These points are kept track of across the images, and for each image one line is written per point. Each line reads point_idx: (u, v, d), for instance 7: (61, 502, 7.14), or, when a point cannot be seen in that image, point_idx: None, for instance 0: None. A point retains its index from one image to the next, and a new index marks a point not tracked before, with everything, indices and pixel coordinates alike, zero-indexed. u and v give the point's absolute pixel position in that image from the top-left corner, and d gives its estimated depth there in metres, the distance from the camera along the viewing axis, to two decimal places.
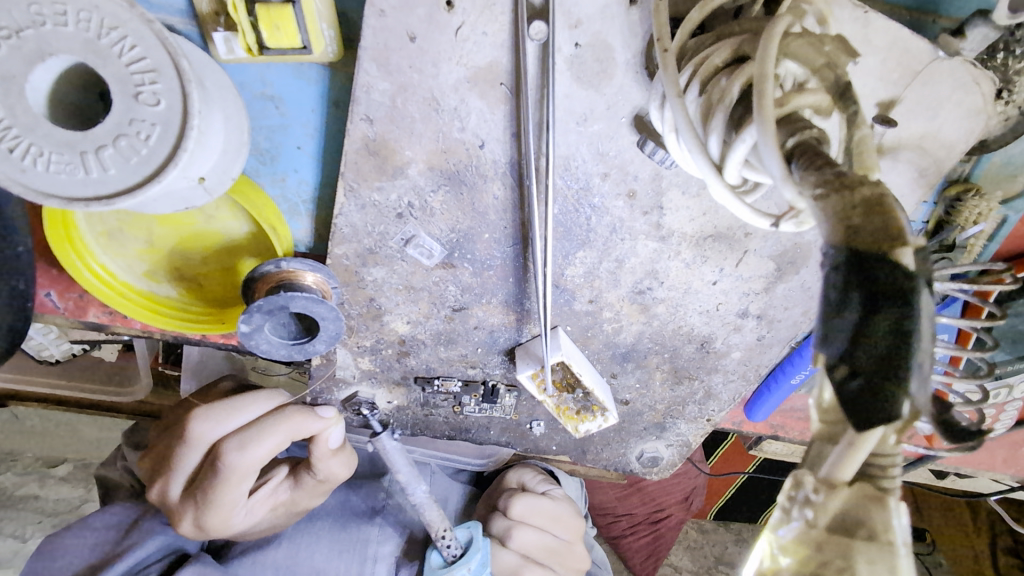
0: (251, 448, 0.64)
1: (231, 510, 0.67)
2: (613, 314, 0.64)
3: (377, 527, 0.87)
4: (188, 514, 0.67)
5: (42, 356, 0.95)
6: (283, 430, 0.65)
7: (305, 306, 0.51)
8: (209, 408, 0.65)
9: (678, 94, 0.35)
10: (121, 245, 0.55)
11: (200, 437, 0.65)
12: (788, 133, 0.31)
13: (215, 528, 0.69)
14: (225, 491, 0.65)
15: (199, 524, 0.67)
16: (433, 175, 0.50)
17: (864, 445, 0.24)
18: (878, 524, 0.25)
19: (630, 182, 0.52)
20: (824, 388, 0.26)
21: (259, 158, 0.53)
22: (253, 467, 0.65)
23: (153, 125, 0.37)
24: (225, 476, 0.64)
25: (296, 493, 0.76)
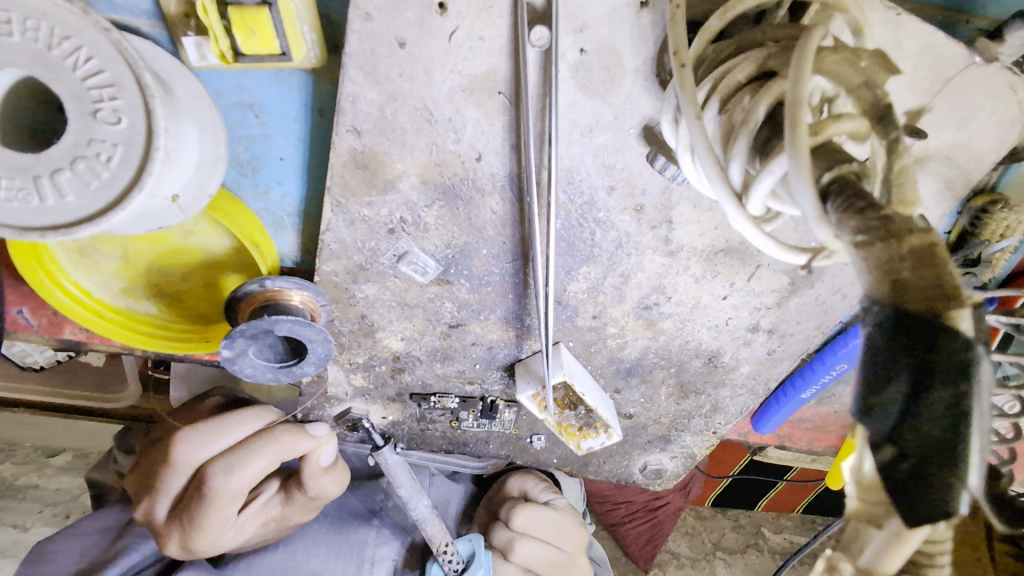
0: (239, 472, 0.62)
1: (222, 529, 0.66)
2: (617, 329, 0.61)
3: (374, 530, 0.85)
4: (177, 535, 0.65)
5: (26, 363, 0.90)
6: (271, 452, 0.63)
7: (292, 329, 0.48)
8: (193, 427, 0.63)
9: (695, 112, 0.31)
10: (95, 262, 0.51)
11: (185, 458, 0.62)
12: (825, 166, 0.27)
13: (206, 548, 0.67)
14: (214, 514, 0.63)
15: (193, 543, 0.66)
16: (426, 189, 0.47)
17: (910, 539, 0.22)
18: None
19: (637, 196, 0.48)
20: (863, 458, 0.23)
21: (239, 170, 0.49)
22: (241, 489, 0.63)
23: (114, 147, 0.33)
24: (213, 499, 0.62)
25: (287, 508, 0.74)
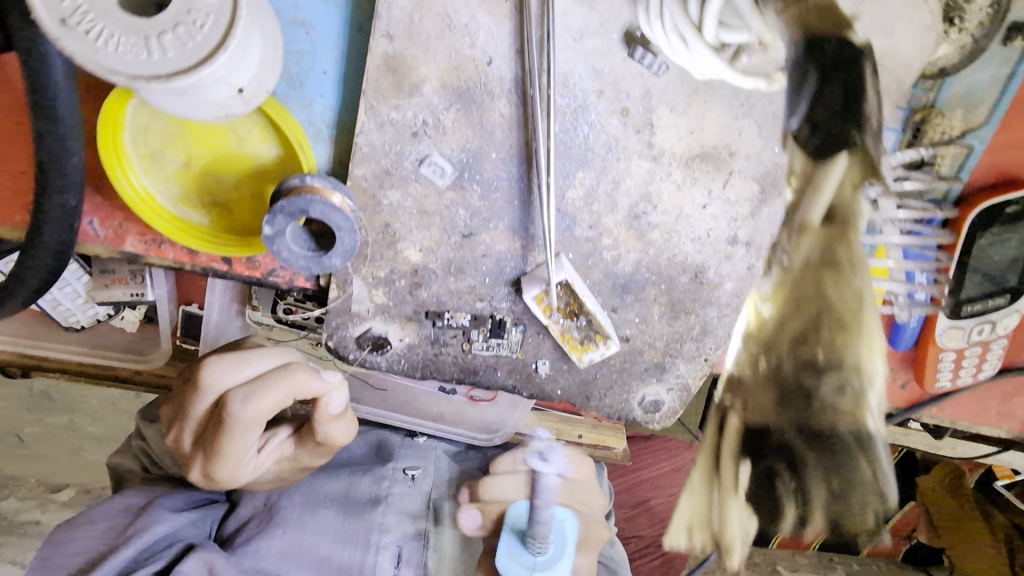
0: (255, 400, 0.65)
1: (236, 463, 0.69)
2: (611, 241, 0.68)
3: (379, 515, 0.91)
4: (196, 464, 0.69)
5: (68, 323, 1.00)
6: (285, 386, 0.67)
7: (323, 213, 0.55)
8: (216, 357, 0.67)
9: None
10: (162, 168, 0.60)
11: (207, 385, 0.67)
12: None
13: (221, 480, 0.71)
14: (230, 444, 0.67)
15: (209, 474, 0.70)
16: (446, 92, 0.56)
17: None
18: None
19: (623, 100, 0.58)
20: None
21: (288, 83, 0.58)
22: (256, 420, 0.67)
23: (208, 16, 0.43)
24: (228, 428, 0.65)
25: (299, 450, 0.80)
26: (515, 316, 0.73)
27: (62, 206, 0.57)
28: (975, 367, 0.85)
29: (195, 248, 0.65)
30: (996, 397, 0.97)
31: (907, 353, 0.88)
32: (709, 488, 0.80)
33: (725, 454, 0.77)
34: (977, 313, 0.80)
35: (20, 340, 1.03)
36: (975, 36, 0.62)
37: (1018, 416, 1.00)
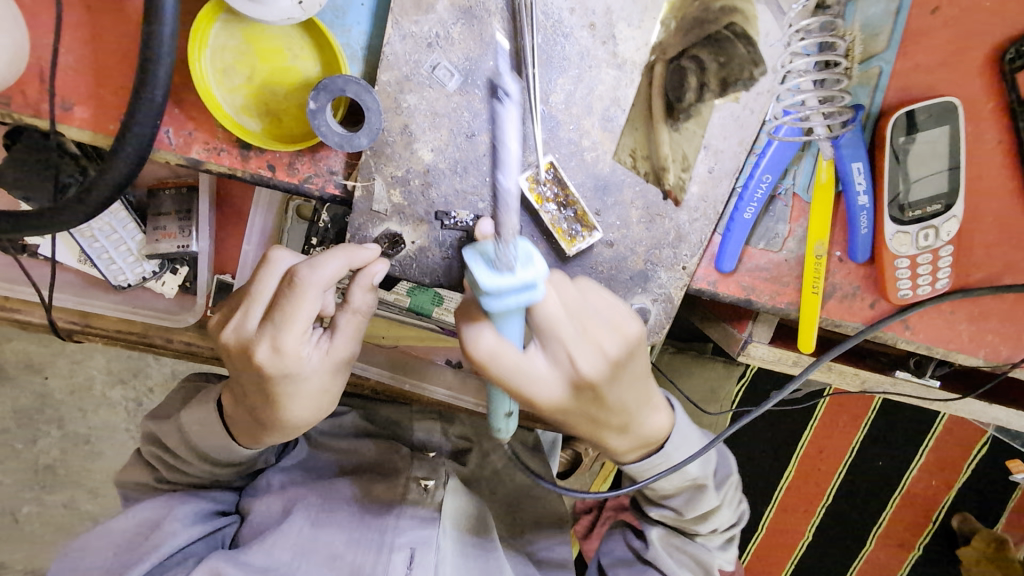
0: (321, 267, 0.73)
1: (299, 334, 0.74)
2: (590, 142, 0.81)
3: (391, 518, 1.05)
4: (263, 338, 0.74)
5: (116, 281, 1.11)
6: (343, 256, 0.75)
7: (357, 93, 0.71)
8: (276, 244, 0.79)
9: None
10: (230, 80, 0.76)
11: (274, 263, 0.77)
12: None
13: (283, 357, 0.75)
14: (300, 306, 0.73)
15: (275, 349, 0.74)
16: (455, 11, 0.74)
17: None
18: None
19: (590, 16, 0.76)
20: None
21: (335, 13, 0.76)
22: (321, 287, 0.73)
23: None
24: (302, 290, 0.73)
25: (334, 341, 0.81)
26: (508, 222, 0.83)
27: (151, 97, 0.72)
28: (930, 272, 0.94)
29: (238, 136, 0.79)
30: (967, 323, 1.05)
31: (868, 269, 0.98)
32: (645, 118, 0.83)
33: (658, 84, 0.82)
34: (921, 220, 0.92)
35: (71, 297, 1.14)
36: None
37: (988, 341, 1.06)
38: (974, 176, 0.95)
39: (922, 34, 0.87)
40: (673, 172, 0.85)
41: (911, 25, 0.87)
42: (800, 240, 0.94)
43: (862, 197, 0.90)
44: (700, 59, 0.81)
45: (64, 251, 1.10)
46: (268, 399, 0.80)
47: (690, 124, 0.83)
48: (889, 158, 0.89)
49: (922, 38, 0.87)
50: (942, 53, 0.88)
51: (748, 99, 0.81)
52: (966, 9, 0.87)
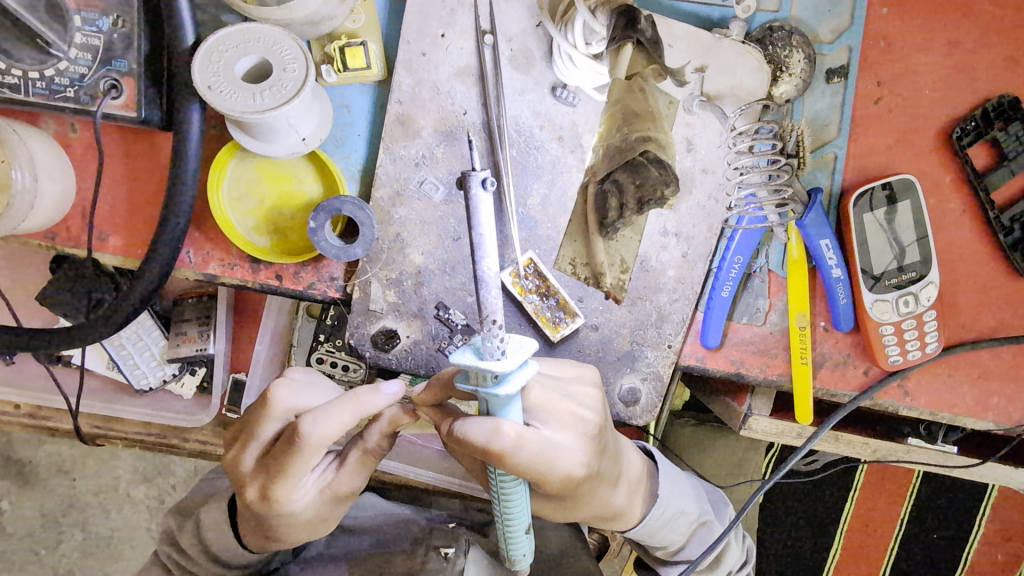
0: (322, 424, 0.77)
1: (292, 481, 0.82)
2: (568, 237, 0.89)
3: None
4: (255, 480, 0.83)
5: (140, 384, 1.19)
6: (351, 410, 0.79)
7: (352, 211, 0.80)
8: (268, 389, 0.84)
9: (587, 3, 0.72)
10: (243, 206, 0.87)
11: (270, 411, 0.83)
12: None
13: (275, 498, 0.83)
14: (292, 459, 0.80)
15: (266, 492, 0.83)
16: (437, 135, 0.84)
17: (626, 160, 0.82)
18: None
19: (559, 130, 0.84)
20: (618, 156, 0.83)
21: (335, 144, 0.87)
22: (320, 443, 0.78)
23: (290, 82, 0.72)
24: (296, 446, 0.78)
25: (338, 475, 0.88)
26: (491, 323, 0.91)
27: (174, 227, 0.82)
28: (916, 337, 0.96)
29: (247, 251, 0.89)
30: (969, 386, 1.04)
31: (855, 337, 0.99)
32: (580, 233, 0.89)
33: (590, 203, 0.87)
34: (897, 287, 0.95)
35: (97, 404, 1.21)
36: (801, 78, 0.89)
37: (995, 403, 1.05)
38: (946, 242, 0.99)
39: (872, 120, 0.93)
40: (610, 276, 0.90)
41: (858, 113, 0.93)
42: (779, 312, 0.98)
43: (836, 270, 0.93)
44: (620, 184, 0.82)
45: (94, 358, 1.18)
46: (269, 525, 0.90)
47: (625, 233, 0.90)
48: (855, 234, 0.93)
49: (871, 125, 0.94)
50: (893, 137, 0.94)
51: (710, 190, 0.89)
52: (913, 97, 0.93)
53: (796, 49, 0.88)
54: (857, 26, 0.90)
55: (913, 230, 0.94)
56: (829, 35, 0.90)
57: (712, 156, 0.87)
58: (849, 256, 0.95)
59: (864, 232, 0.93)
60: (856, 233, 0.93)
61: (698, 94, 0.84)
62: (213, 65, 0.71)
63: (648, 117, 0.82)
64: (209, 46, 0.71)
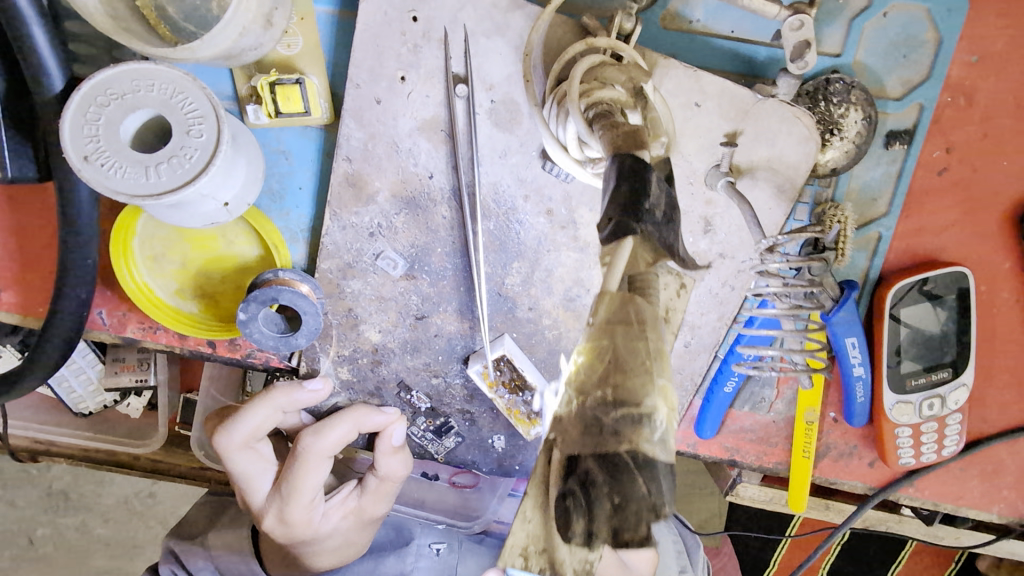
0: (324, 433, 0.73)
1: (309, 502, 0.75)
2: (551, 321, 0.74)
3: None
4: (271, 511, 0.75)
5: (79, 408, 1.09)
6: (350, 420, 0.74)
7: (291, 300, 0.66)
8: (225, 426, 0.71)
9: (579, 111, 0.45)
10: (162, 267, 0.72)
11: (253, 437, 0.73)
12: (591, 108, 0.46)
13: (296, 523, 0.75)
14: (299, 478, 0.73)
15: (280, 520, 0.75)
16: (396, 201, 0.67)
17: (608, 354, 0.37)
18: (639, 315, 0.36)
19: (547, 202, 0.68)
20: (598, 313, 0.38)
21: (271, 198, 0.70)
22: (325, 452, 0.73)
23: (196, 150, 0.55)
24: (302, 459, 0.73)
25: (363, 500, 0.80)
26: (460, 407, 0.80)
27: (75, 297, 0.67)
28: (937, 439, 0.85)
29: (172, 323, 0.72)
30: (978, 480, 0.95)
31: (867, 430, 0.89)
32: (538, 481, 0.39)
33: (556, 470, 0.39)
34: (925, 387, 0.82)
35: (29, 424, 1.11)
36: (856, 142, 0.71)
37: (1004, 496, 0.96)
38: (989, 334, 0.85)
39: (931, 195, 0.77)
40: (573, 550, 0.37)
41: (916, 186, 0.76)
42: (786, 402, 0.87)
43: (859, 368, 0.80)
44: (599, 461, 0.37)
45: None
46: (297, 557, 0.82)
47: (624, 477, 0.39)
48: (890, 328, 0.79)
49: (928, 200, 0.77)
50: (952, 214, 0.78)
51: (727, 275, 0.74)
52: (983, 168, 0.76)
53: (855, 106, 0.69)
54: (934, 79, 0.71)
55: (953, 330, 0.81)
56: (897, 88, 0.72)
57: (732, 237, 0.72)
58: (878, 350, 0.81)
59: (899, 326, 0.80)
60: (892, 327, 0.79)
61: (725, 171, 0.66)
62: (91, 124, 0.54)
63: (648, 348, 0.36)
64: (85, 96, 0.54)
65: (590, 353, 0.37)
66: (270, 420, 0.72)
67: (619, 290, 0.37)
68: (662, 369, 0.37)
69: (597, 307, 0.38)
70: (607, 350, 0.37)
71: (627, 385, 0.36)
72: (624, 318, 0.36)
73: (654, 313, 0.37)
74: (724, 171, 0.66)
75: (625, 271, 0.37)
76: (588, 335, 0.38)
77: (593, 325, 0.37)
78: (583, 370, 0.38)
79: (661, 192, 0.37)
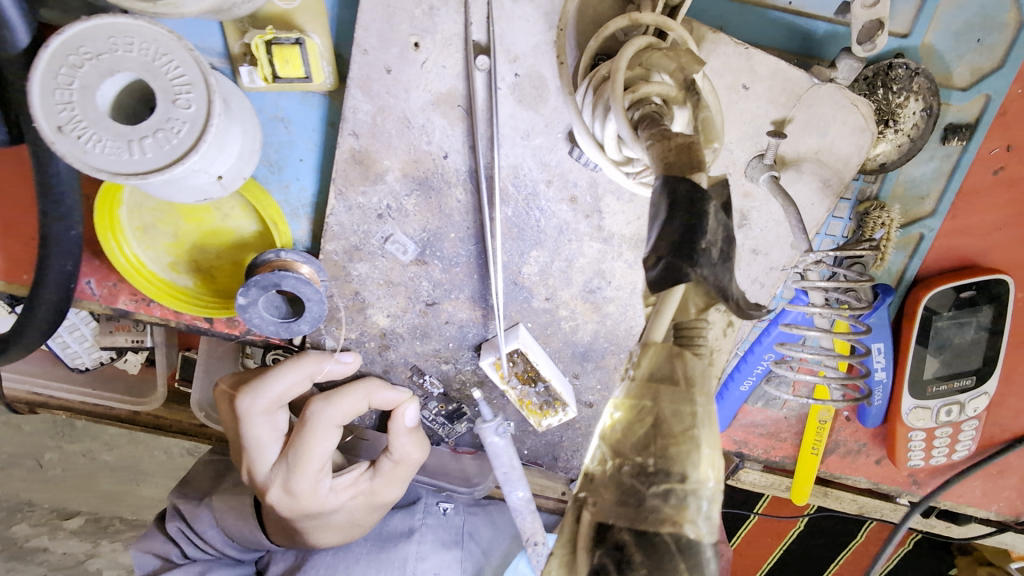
0: (335, 401, 0.71)
1: (317, 471, 0.73)
2: (568, 312, 0.71)
3: (414, 545, 0.96)
4: (274, 483, 0.73)
5: (75, 364, 1.07)
6: (362, 391, 0.72)
7: (294, 286, 0.62)
8: (252, 388, 0.69)
9: (623, 109, 0.39)
10: (153, 239, 0.67)
11: (276, 403, 0.71)
12: (636, 111, 0.41)
13: (301, 497, 0.74)
14: (309, 449, 0.71)
15: (286, 490, 0.73)
16: (408, 181, 0.62)
17: (651, 416, 0.35)
18: (683, 374, 0.34)
19: (571, 189, 0.62)
20: (638, 366, 0.36)
21: (269, 169, 0.64)
22: (333, 421, 0.72)
23: (184, 123, 0.49)
24: (311, 426, 0.71)
25: (375, 483, 0.80)
26: (470, 392, 0.78)
27: (60, 271, 0.63)
28: (949, 444, 0.84)
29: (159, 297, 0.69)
30: (981, 480, 0.95)
31: (879, 429, 0.87)
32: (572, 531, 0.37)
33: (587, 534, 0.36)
34: (945, 394, 0.80)
35: (26, 379, 1.08)
36: (911, 136, 0.64)
37: (1005, 496, 0.96)
38: (1018, 341, 0.82)
39: (981, 196, 0.71)
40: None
41: (968, 185, 0.70)
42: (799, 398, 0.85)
43: (880, 373, 0.77)
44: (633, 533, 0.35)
45: None
46: (300, 533, 0.81)
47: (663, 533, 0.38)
48: (917, 334, 0.76)
49: (977, 201, 0.72)
50: (1001, 217, 0.73)
51: (758, 275, 0.69)
52: None
53: (915, 96, 0.62)
54: (1009, 67, 0.63)
55: (982, 339, 0.78)
56: (965, 76, 0.64)
57: (767, 234, 0.66)
58: (903, 356, 0.78)
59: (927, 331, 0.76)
60: (920, 333, 0.76)
61: (770, 164, 0.59)
62: (63, 89, 0.47)
63: (695, 413, 0.34)
64: (54, 54, 0.47)
65: (631, 411, 0.36)
66: (298, 386, 0.70)
67: (665, 341, 0.35)
68: (711, 437, 0.34)
69: (640, 358, 0.36)
70: (649, 409, 0.35)
71: (671, 453, 0.34)
72: (670, 374, 0.34)
73: (706, 370, 0.34)
74: (769, 165, 0.59)
75: (664, 328, 0.34)
76: (626, 390, 0.36)
77: (634, 380, 0.36)
78: (619, 427, 0.36)
79: (718, 226, 0.33)
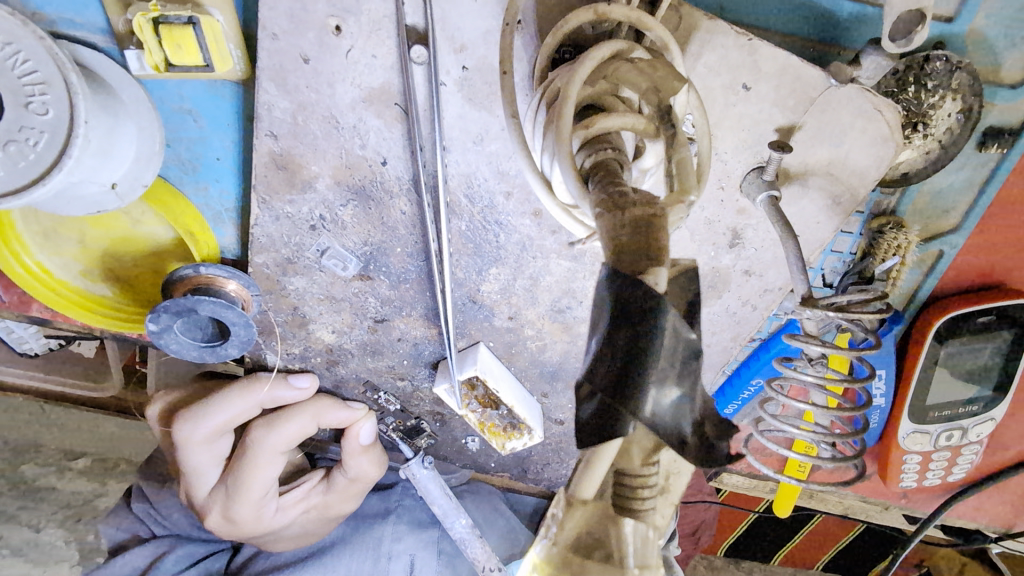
0: (278, 427, 0.64)
1: (260, 497, 0.68)
2: (535, 331, 0.63)
3: (390, 526, 0.87)
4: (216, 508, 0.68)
5: (22, 348, 0.95)
6: (308, 413, 0.65)
7: (214, 310, 0.54)
8: (190, 418, 0.63)
9: (568, 153, 0.30)
10: (56, 245, 0.58)
11: (215, 432, 0.64)
12: (588, 154, 0.32)
13: (243, 522, 0.70)
14: (252, 476, 0.66)
15: (229, 517, 0.69)
16: (342, 190, 0.53)
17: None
18: (609, 545, 0.35)
19: (534, 201, 0.53)
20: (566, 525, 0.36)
21: (181, 168, 0.55)
22: (276, 448, 0.65)
23: (41, 133, 0.40)
24: (252, 454, 0.65)
25: (329, 496, 0.76)
26: (430, 408, 0.71)
27: None
28: (945, 467, 0.78)
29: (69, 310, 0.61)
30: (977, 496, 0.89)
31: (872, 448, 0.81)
32: None
33: None
34: (949, 419, 0.73)
35: None
36: (943, 142, 0.54)
37: (997, 510, 0.92)
38: None
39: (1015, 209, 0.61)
40: None
41: (1001, 196, 0.60)
42: None
43: (878, 398, 0.70)
44: None
45: None
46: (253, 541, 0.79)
47: None
48: (925, 360, 0.68)
49: (1011, 214, 0.62)
50: None
51: (752, 296, 0.60)
52: None
53: (953, 94, 0.51)
54: None
55: (996, 364, 0.70)
56: (1015, 71, 0.52)
57: (763, 254, 0.57)
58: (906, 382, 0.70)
59: (936, 355, 0.68)
60: (928, 357, 0.68)
61: (772, 181, 0.49)
62: None
63: None
64: None
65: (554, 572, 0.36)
66: (246, 413, 0.64)
67: (595, 501, 0.34)
68: None
69: (567, 517, 0.36)
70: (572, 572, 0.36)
71: None
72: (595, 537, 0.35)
73: (636, 542, 0.34)
74: (769, 181, 0.49)
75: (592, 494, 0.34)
76: (548, 552, 0.37)
77: (558, 542, 0.36)
78: None
79: (675, 343, 0.25)
